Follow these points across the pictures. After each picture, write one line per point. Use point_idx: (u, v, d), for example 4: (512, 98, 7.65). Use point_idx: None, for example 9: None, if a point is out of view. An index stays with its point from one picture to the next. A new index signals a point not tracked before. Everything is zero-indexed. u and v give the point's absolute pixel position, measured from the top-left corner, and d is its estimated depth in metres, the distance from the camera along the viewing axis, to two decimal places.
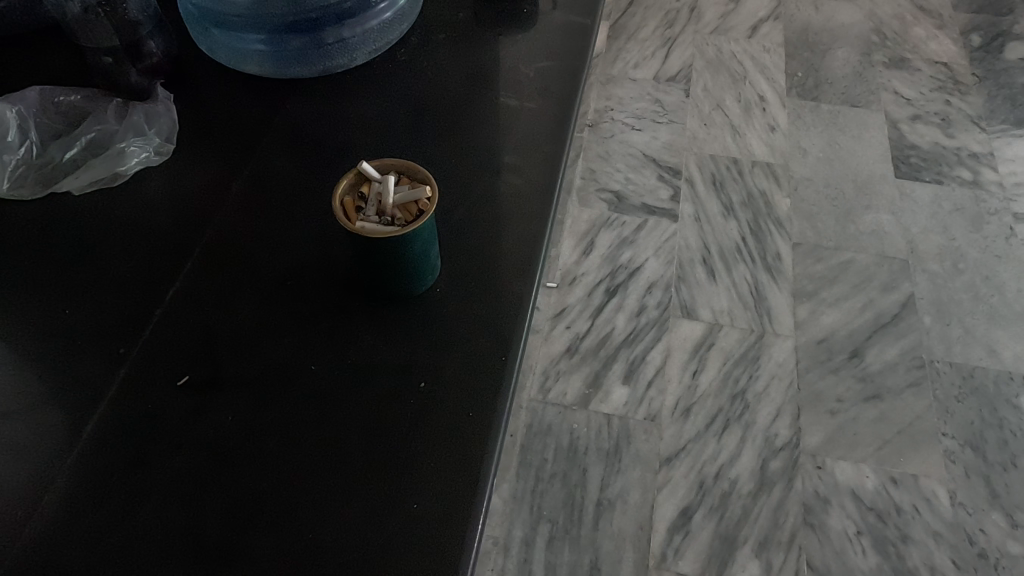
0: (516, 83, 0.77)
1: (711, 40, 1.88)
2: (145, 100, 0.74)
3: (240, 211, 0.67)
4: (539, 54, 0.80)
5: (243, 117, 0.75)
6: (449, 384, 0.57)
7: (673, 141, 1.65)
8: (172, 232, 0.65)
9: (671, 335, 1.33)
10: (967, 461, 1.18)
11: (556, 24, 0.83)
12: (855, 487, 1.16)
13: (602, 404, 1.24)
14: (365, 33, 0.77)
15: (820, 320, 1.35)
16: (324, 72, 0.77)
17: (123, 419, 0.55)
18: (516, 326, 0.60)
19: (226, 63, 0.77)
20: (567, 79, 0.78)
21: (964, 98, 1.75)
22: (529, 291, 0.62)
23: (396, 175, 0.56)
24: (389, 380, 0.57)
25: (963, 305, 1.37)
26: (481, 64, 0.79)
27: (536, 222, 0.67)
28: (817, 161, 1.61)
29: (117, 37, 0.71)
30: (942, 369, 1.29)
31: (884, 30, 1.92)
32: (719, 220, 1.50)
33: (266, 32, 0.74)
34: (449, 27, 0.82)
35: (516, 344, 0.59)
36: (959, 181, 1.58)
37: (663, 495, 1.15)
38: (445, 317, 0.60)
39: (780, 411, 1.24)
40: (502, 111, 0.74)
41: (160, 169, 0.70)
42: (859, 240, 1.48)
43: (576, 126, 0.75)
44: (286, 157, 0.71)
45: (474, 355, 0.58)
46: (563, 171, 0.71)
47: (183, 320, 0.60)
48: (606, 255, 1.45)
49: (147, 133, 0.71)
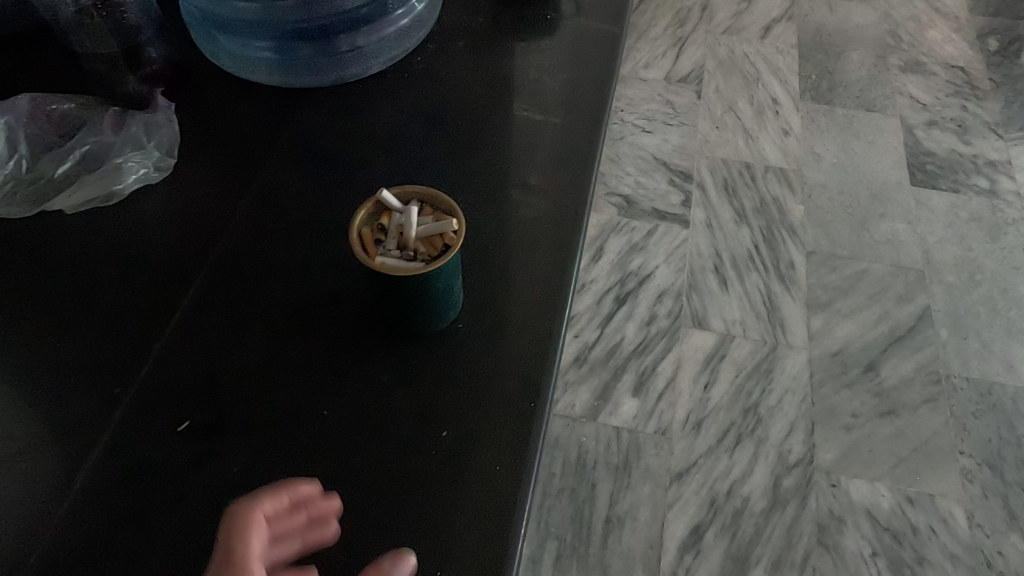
0: (540, 95, 0.73)
1: (723, 40, 1.84)
2: (145, 110, 0.70)
3: (247, 233, 0.63)
4: (563, 64, 0.76)
5: (250, 130, 0.71)
6: (474, 431, 0.53)
7: (685, 144, 1.61)
8: (175, 257, 0.61)
9: (682, 345, 1.30)
10: (985, 481, 1.15)
11: (581, 32, 0.79)
12: (870, 506, 1.13)
13: (611, 416, 1.21)
14: (379, 41, 0.74)
15: (834, 332, 1.32)
16: (337, 81, 0.74)
17: (118, 467, 0.51)
18: (545, 366, 0.56)
19: (231, 71, 0.73)
20: (594, 91, 0.74)
21: (981, 104, 1.71)
22: (557, 327, 0.58)
23: (418, 204, 0.53)
24: (409, 426, 0.53)
25: (981, 318, 1.34)
26: (503, 76, 0.75)
27: (563, 249, 0.63)
28: (831, 166, 1.58)
29: (115, 41, 0.71)
30: (959, 385, 1.26)
31: (900, 32, 1.88)
32: (731, 227, 1.47)
33: (274, 40, 0.72)
34: (468, 34, 0.78)
35: (546, 386, 0.55)
36: (977, 189, 1.55)
37: (673, 512, 1.12)
38: (468, 356, 0.56)
39: (794, 426, 1.21)
40: (525, 127, 0.70)
41: (160, 186, 0.66)
42: (874, 249, 1.44)
43: (604, 142, 0.70)
44: (296, 174, 0.67)
45: (500, 399, 0.54)
46: (592, 194, 0.66)
47: (185, 355, 0.56)
48: (616, 261, 1.41)
49: (146, 146, 0.67)
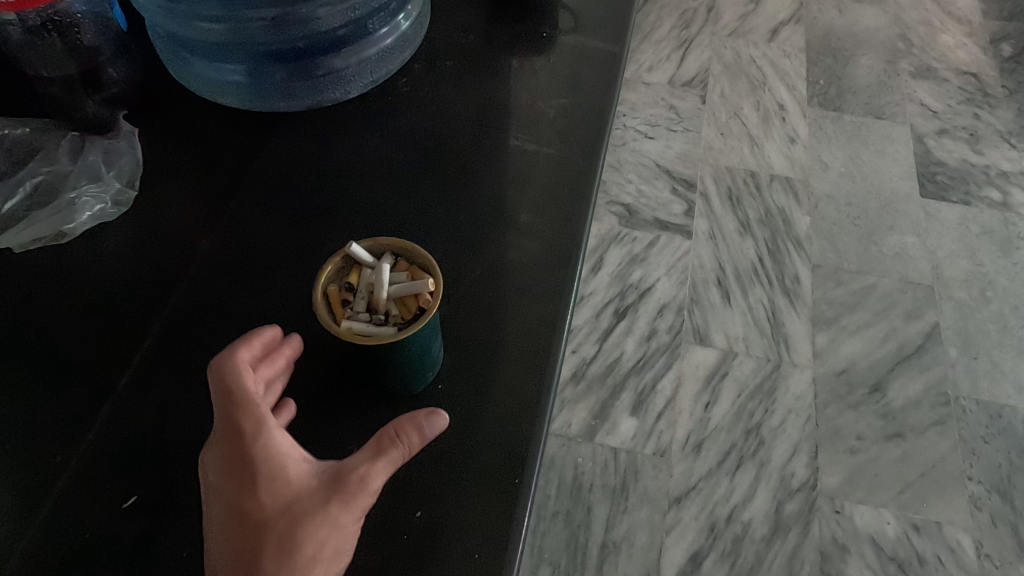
0: (533, 122, 0.69)
1: (729, 43, 1.79)
2: (104, 135, 0.66)
3: (212, 276, 0.59)
4: (559, 88, 0.72)
5: (221, 160, 0.66)
6: (454, 507, 0.49)
7: (689, 151, 1.57)
8: (130, 302, 0.57)
9: (683, 362, 1.26)
10: (994, 508, 1.12)
11: (578, 52, 0.75)
12: (875, 534, 1.10)
13: (609, 436, 1.17)
14: (359, 63, 0.71)
15: (840, 350, 1.28)
16: (313, 105, 0.70)
17: (57, 547, 0.47)
18: (530, 435, 0.51)
19: (199, 93, 0.69)
20: (591, 117, 0.69)
21: (994, 112, 1.67)
22: (547, 387, 0.53)
23: (392, 257, 0.49)
24: (384, 502, 0.49)
25: (991, 336, 1.30)
26: (494, 101, 0.71)
27: (555, 297, 0.58)
28: (838, 176, 1.53)
29: (72, 65, 0.65)
30: (969, 407, 1.22)
31: (911, 36, 1.83)
32: (735, 239, 1.43)
33: (248, 62, 0.70)
34: (457, 53, 0.74)
35: (530, 457, 0.50)
36: (988, 202, 1.50)
37: (671, 538, 1.08)
38: (448, 421, 0.52)
39: (797, 448, 1.17)
40: (516, 158, 0.66)
41: (117, 223, 0.62)
42: (882, 263, 1.40)
43: (601, 174, 0.65)
44: (269, 211, 0.63)
45: (480, 472, 0.50)
46: (586, 235, 0.61)
47: (136, 418, 0.52)
48: (616, 273, 1.37)
49: (105, 178, 0.63)
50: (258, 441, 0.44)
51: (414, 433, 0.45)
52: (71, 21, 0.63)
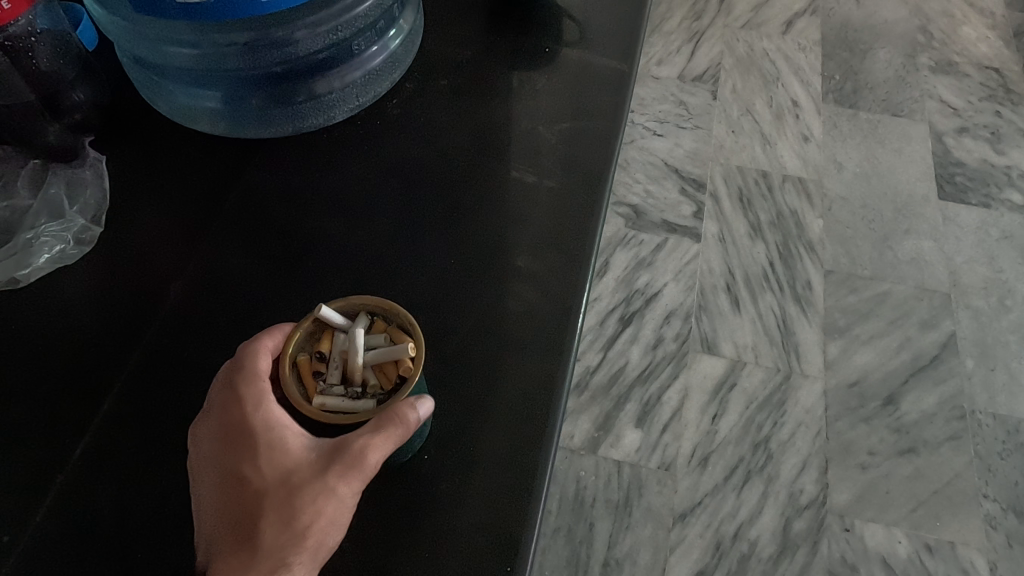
0: (533, 152, 0.65)
1: (741, 35, 1.73)
2: (67, 163, 0.62)
3: (178, 327, 0.55)
4: (562, 112, 0.67)
5: (196, 196, 0.63)
6: None
7: (698, 150, 1.51)
8: (89, 357, 0.54)
9: (689, 372, 1.22)
10: (1009, 528, 1.08)
11: (583, 71, 0.70)
12: (886, 554, 1.06)
13: (612, 449, 1.14)
14: (343, 87, 0.67)
15: (852, 361, 1.24)
16: (295, 132, 0.66)
17: None
18: (526, 516, 0.47)
19: (172, 118, 0.66)
20: (596, 145, 0.65)
21: (1016, 110, 1.61)
22: (542, 459, 0.49)
23: (366, 317, 0.47)
24: None
25: (1010, 347, 1.26)
26: (492, 126, 0.67)
27: (553, 353, 0.54)
28: (853, 177, 1.48)
29: (31, 92, 0.58)
30: (985, 422, 1.18)
31: (931, 28, 1.76)
32: (746, 242, 1.38)
33: (224, 87, 0.65)
34: (451, 71, 0.70)
35: (525, 543, 0.46)
36: (1009, 205, 1.45)
37: (676, 557, 1.06)
38: (435, 494, 0.48)
39: (806, 463, 1.14)
40: (515, 193, 0.62)
41: (78, 266, 0.57)
42: (897, 269, 1.35)
43: (606, 211, 0.61)
44: (244, 253, 0.59)
45: (469, 559, 0.46)
46: (587, 281, 0.57)
47: (92, 491, 0.48)
48: (622, 278, 1.33)
49: (67, 213, 0.59)
50: (258, 413, 0.44)
51: (412, 407, 0.42)
52: (25, 40, 0.56)
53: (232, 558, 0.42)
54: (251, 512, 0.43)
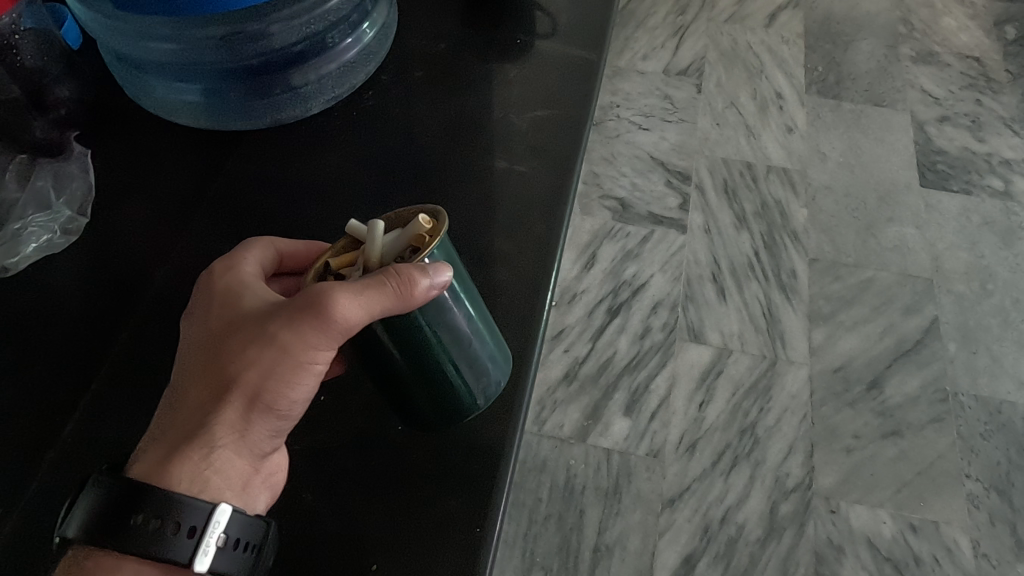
0: (505, 138, 0.66)
1: (725, 29, 1.75)
2: (54, 158, 0.63)
3: (163, 309, 0.57)
4: (533, 100, 0.69)
5: (180, 184, 0.64)
6: (414, 555, 0.47)
7: (683, 143, 1.53)
8: (74, 335, 0.55)
9: (677, 361, 1.24)
10: (992, 507, 1.11)
11: (554, 60, 0.72)
12: (871, 535, 1.09)
13: (602, 437, 1.16)
14: (319, 79, 0.69)
15: (837, 347, 1.26)
16: (272, 124, 0.68)
17: None
18: (493, 484, 0.49)
19: (154, 113, 0.68)
20: (565, 131, 0.67)
21: (996, 98, 1.63)
22: (512, 428, 0.51)
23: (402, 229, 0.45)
24: (347, 549, 0.47)
25: (992, 330, 1.28)
26: (466, 115, 0.68)
27: (524, 330, 0.55)
28: (836, 167, 1.50)
29: (14, 85, 0.60)
30: (968, 404, 1.20)
31: (912, 19, 1.78)
32: (731, 232, 1.40)
33: (203, 81, 0.67)
34: (426, 63, 0.72)
35: (493, 510, 0.48)
36: (989, 191, 1.47)
37: (665, 541, 1.07)
38: (412, 463, 0.50)
39: (792, 447, 1.16)
40: (487, 177, 0.64)
41: (67, 254, 0.59)
42: (880, 256, 1.38)
43: (576, 195, 0.63)
44: (226, 239, 0.61)
45: (441, 524, 0.48)
46: (557, 261, 0.59)
47: (81, 467, 0.49)
48: (610, 269, 1.35)
49: (53, 205, 0.60)
50: (225, 276, 0.47)
51: (424, 271, 0.39)
52: (8, 37, 0.59)
53: (177, 409, 0.44)
54: (192, 373, 0.44)
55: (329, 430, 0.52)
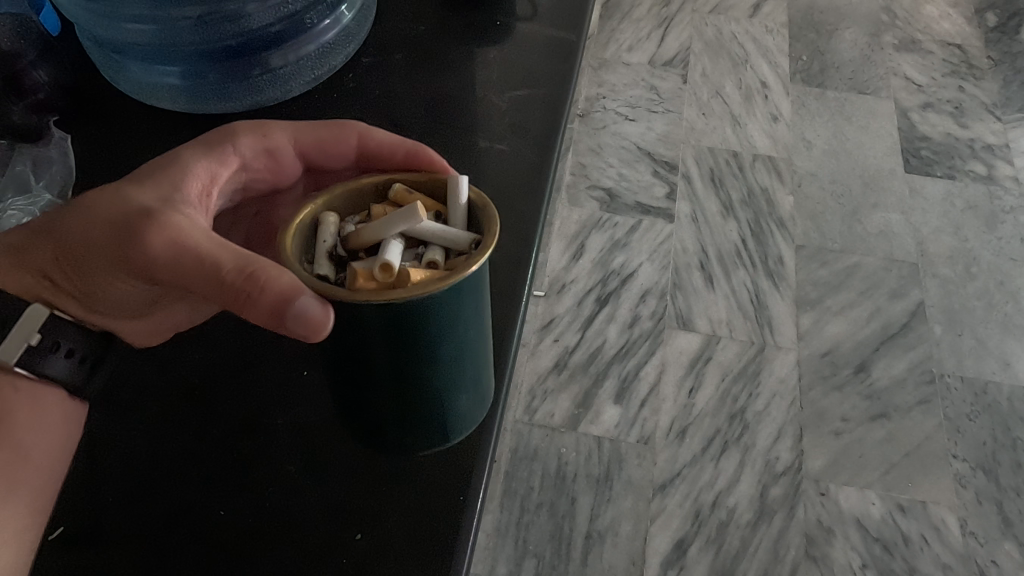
0: (484, 118, 0.67)
1: (710, 20, 1.76)
2: (35, 143, 0.64)
3: None
4: (512, 81, 0.70)
5: None
6: (398, 519, 0.46)
7: (669, 133, 1.54)
8: None
9: (666, 348, 1.25)
10: (979, 486, 1.12)
11: (534, 43, 0.73)
12: (860, 515, 1.10)
13: (592, 425, 1.16)
14: (298, 60, 0.70)
15: (824, 332, 1.27)
16: (253, 106, 0.68)
17: None
18: (474, 452, 0.48)
19: (133, 96, 0.68)
20: (545, 111, 0.67)
21: (978, 84, 1.65)
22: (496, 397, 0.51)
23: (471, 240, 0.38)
24: (330, 511, 0.46)
25: (976, 313, 1.29)
26: (446, 94, 0.69)
27: (506, 307, 0.55)
28: (822, 154, 1.51)
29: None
30: (954, 385, 1.21)
31: (894, 8, 1.80)
32: (718, 220, 1.41)
33: (182, 63, 0.68)
34: (408, 45, 0.73)
35: (478, 475, 0.48)
36: (973, 176, 1.49)
37: (656, 526, 1.08)
38: None
39: (781, 431, 1.16)
40: (467, 156, 0.64)
41: None
42: (866, 242, 1.39)
43: (555, 173, 0.63)
44: None
45: (425, 490, 0.47)
46: (537, 236, 0.59)
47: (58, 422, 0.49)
48: (598, 259, 1.35)
49: (31, 188, 0.63)
50: (188, 148, 0.48)
51: (290, 304, 0.33)
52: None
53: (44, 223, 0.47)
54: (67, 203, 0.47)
55: (314, 402, 0.51)
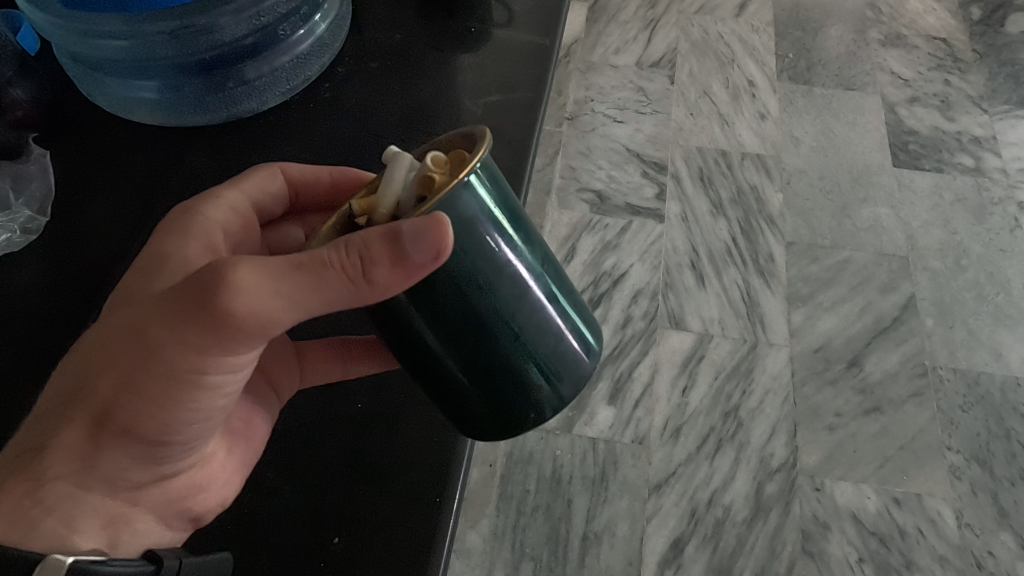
0: (460, 125, 0.68)
1: (697, 20, 1.77)
2: (14, 159, 0.64)
3: None
4: (489, 86, 0.70)
5: (140, 175, 0.66)
6: (374, 527, 0.46)
7: (658, 134, 1.54)
8: (49, 316, 0.56)
9: (659, 348, 1.25)
10: (973, 477, 1.12)
11: (508, 48, 0.74)
12: (856, 510, 1.10)
13: (587, 427, 1.17)
14: (272, 72, 0.70)
15: (816, 328, 1.28)
16: (230, 117, 0.69)
17: None
18: (449, 455, 0.49)
19: (115, 112, 0.69)
20: (520, 115, 0.68)
21: (965, 77, 1.65)
22: None
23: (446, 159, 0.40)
24: (306, 520, 0.46)
25: (967, 305, 1.30)
26: (422, 100, 0.70)
27: None
28: (811, 151, 1.52)
29: None
30: (946, 377, 1.22)
31: (879, 3, 1.81)
32: (708, 219, 1.41)
33: (157, 78, 0.68)
34: (385, 55, 0.73)
35: (451, 479, 0.48)
36: (960, 169, 1.50)
37: (653, 526, 1.08)
38: (374, 437, 0.50)
39: (775, 428, 1.17)
40: None
41: (28, 249, 0.60)
42: (856, 237, 1.39)
43: (532, 175, 0.64)
44: None
45: (398, 495, 0.47)
46: None
47: None
48: (589, 261, 1.36)
49: (12, 207, 0.61)
50: (168, 239, 0.46)
51: (400, 235, 0.33)
52: None
53: (55, 391, 0.40)
54: (77, 354, 0.40)
55: (291, 408, 0.51)
